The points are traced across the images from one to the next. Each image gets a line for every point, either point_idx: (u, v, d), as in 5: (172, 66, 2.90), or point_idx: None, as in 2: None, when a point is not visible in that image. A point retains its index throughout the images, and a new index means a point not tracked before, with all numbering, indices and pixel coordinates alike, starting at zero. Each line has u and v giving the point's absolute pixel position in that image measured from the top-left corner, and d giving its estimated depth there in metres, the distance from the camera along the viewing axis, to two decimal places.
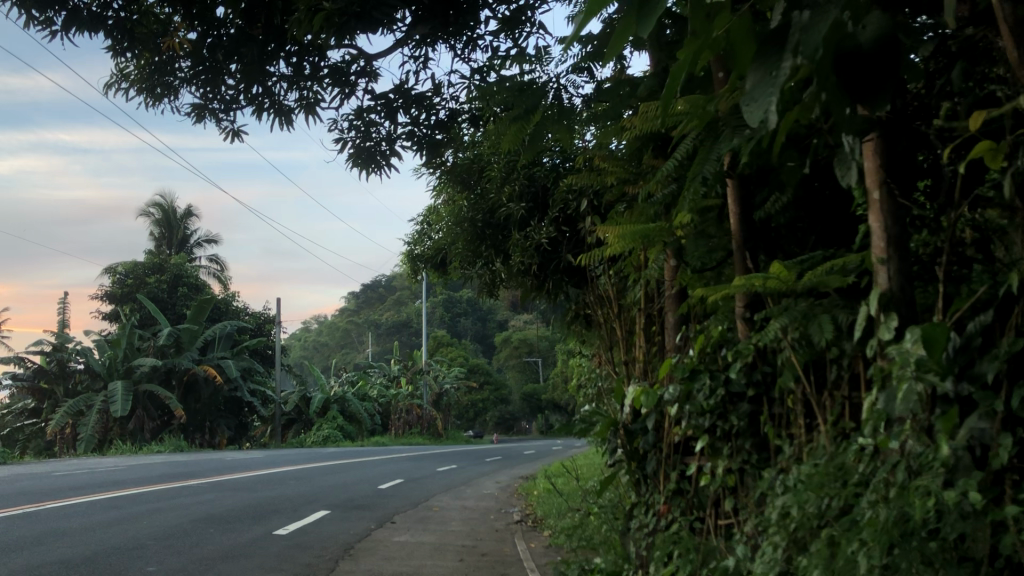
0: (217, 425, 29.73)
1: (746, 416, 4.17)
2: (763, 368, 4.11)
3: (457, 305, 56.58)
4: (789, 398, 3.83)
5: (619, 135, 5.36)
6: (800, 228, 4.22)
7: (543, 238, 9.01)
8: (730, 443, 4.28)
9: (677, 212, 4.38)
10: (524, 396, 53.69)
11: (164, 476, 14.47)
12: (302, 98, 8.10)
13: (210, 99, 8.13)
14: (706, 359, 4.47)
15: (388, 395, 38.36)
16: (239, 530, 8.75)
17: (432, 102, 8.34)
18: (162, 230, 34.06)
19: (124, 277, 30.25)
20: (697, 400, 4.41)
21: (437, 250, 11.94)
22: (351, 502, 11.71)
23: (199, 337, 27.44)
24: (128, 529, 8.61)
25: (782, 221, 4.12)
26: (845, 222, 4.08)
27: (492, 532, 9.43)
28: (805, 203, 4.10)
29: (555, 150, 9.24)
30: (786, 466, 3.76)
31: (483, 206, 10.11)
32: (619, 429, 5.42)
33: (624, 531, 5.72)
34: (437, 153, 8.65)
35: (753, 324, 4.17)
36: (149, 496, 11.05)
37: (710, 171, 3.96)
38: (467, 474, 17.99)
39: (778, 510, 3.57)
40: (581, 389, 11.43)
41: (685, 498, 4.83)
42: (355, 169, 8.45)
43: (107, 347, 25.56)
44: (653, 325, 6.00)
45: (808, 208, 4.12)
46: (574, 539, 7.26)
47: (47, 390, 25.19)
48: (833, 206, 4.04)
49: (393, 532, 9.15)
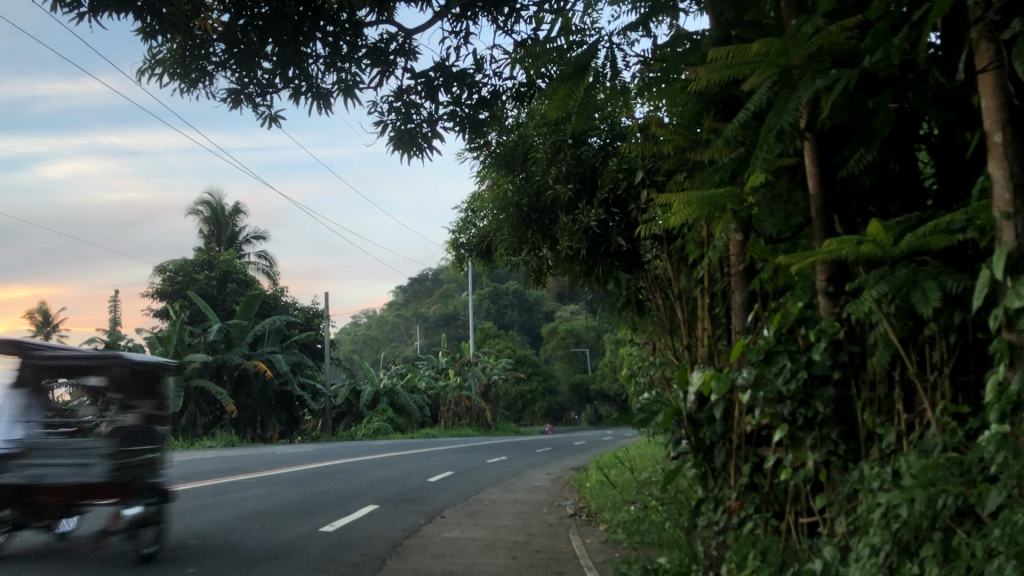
0: (268, 419, 29.81)
1: (832, 401, 3.74)
2: (851, 348, 3.67)
3: (503, 297, 56.20)
4: (886, 380, 3.38)
5: (675, 99, 4.93)
6: (889, 190, 3.80)
7: (593, 220, 8.54)
8: (813, 433, 3.84)
9: (750, 173, 3.86)
10: (573, 387, 53.16)
11: (212, 471, 14.28)
12: (340, 80, 7.76)
13: (245, 83, 7.82)
14: (784, 339, 4.00)
15: (436, 387, 38.11)
16: (284, 527, 8.49)
17: (474, 80, 7.93)
18: (211, 227, 34.19)
19: (173, 274, 30.45)
20: (774, 385, 3.96)
21: (483, 237, 11.52)
22: (400, 496, 11.41)
23: (249, 333, 27.45)
24: (173, 527, 8.39)
25: (867, 183, 3.70)
26: (941, 178, 3.63)
27: (545, 527, 9.03)
28: (892, 161, 3.69)
29: (602, 129, 8.77)
30: (885, 458, 3.30)
31: (529, 189, 9.63)
32: (683, 419, 4.94)
33: (690, 529, 5.26)
34: (482, 134, 8.21)
35: (837, 299, 3.71)
36: (196, 493, 10.86)
37: (788, 123, 3.48)
38: (517, 466, 17.58)
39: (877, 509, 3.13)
40: (634, 379, 10.94)
41: (760, 494, 4.40)
42: (395, 152, 8.07)
43: (158, 344, 25.65)
44: (717, 306, 5.55)
45: (894, 168, 3.71)
46: (633, 536, 6.82)
47: (101, 387, 25.44)
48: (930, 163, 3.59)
49: (444, 528, 8.82)
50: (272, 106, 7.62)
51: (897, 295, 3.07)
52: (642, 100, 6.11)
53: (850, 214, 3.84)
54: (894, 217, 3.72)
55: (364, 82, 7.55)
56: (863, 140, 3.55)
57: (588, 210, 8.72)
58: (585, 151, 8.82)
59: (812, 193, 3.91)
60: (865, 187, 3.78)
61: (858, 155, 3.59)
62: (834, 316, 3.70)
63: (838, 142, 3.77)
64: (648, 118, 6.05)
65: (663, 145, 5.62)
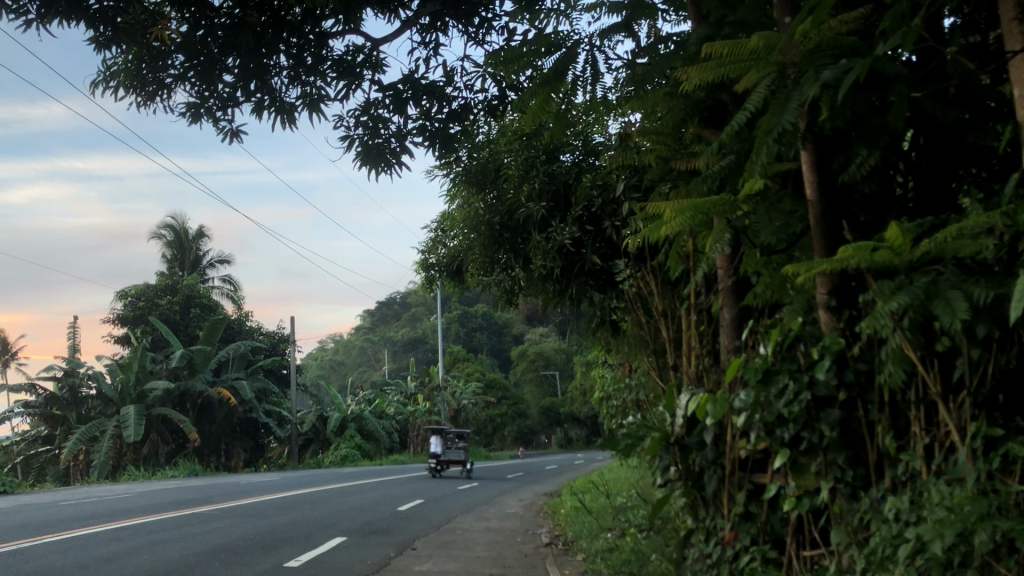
0: (233, 447, 28.96)
1: (838, 424, 3.46)
2: (857, 366, 3.41)
3: (472, 320, 55.75)
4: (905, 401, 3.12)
5: (659, 104, 4.69)
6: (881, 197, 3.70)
7: (567, 239, 8.20)
8: (818, 459, 3.57)
9: (745, 179, 3.60)
10: (543, 411, 52.73)
11: (174, 503, 13.70)
12: (305, 95, 7.43)
13: (206, 97, 7.43)
14: (783, 358, 3.75)
15: (405, 412, 37.51)
16: (245, 563, 8.02)
17: (445, 92, 7.62)
18: (174, 252, 33.45)
19: (135, 299, 29.71)
20: (775, 407, 3.70)
21: (453, 257, 11.18)
22: (369, 526, 10.96)
23: (213, 359, 26.78)
24: (126, 564, 7.89)
25: (869, 187, 3.53)
26: (932, 184, 3.60)
27: (521, 557, 8.66)
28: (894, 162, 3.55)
29: (575, 145, 8.57)
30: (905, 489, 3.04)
31: (501, 208, 9.31)
32: (671, 444, 4.64)
33: (679, 561, 4.95)
34: (453, 149, 7.88)
35: (840, 313, 3.50)
36: (152, 527, 10.32)
37: (791, 123, 3.21)
38: (489, 492, 17.13)
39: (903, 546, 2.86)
40: (608, 402, 10.63)
41: (756, 523, 4.12)
42: (362, 169, 7.74)
43: (119, 371, 24.90)
44: (705, 326, 5.30)
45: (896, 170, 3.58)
46: (614, 568, 6.47)
47: (60, 416, 24.65)
48: (928, 170, 3.53)
49: (415, 560, 8.41)
50: (232, 121, 7.25)
51: (919, 307, 2.83)
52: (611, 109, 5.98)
53: (850, 215, 3.73)
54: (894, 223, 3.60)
55: (330, 96, 7.22)
56: (870, 142, 3.35)
57: (562, 228, 8.38)
58: (558, 168, 8.50)
59: (809, 199, 3.71)
60: (863, 193, 3.63)
61: (862, 157, 3.41)
62: (837, 331, 3.47)
63: (838, 147, 3.59)
64: (632, 127, 5.77)
65: (645, 155, 5.36)
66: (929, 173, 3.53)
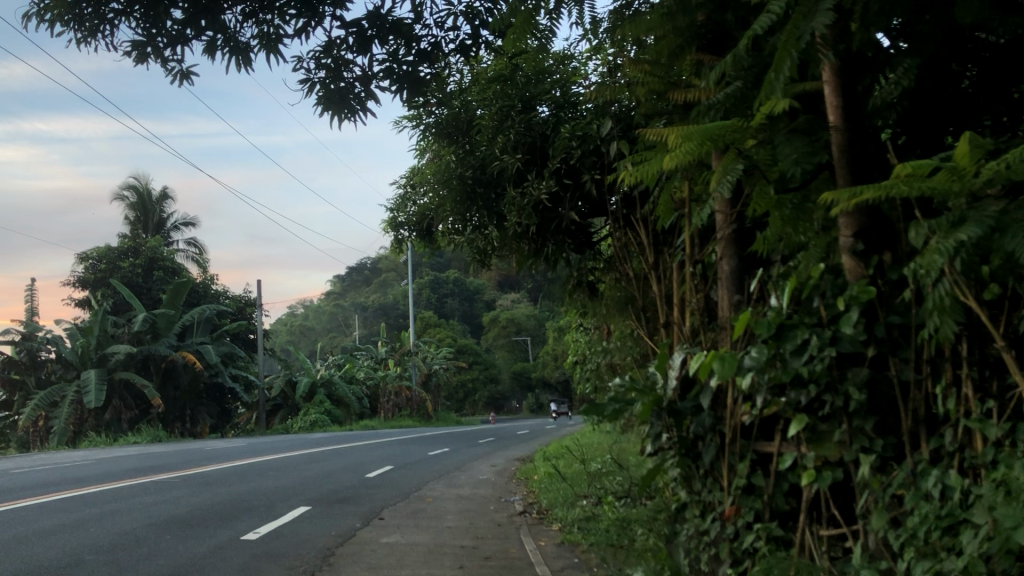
0: (198, 413, 28.25)
1: (866, 385, 3.08)
2: (889, 319, 3.07)
3: (444, 285, 55.08)
4: (965, 362, 2.78)
5: (646, 31, 4.17)
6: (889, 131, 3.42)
7: (543, 193, 7.61)
8: (843, 427, 3.17)
9: (764, 99, 3.08)
10: (514, 376, 52.63)
11: (131, 471, 12.97)
12: (262, 35, 6.39)
13: (153, 35, 6.34)
14: (797, 311, 3.34)
15: (375, 377, 37.00)
16: (202, 537, 7.48)
17: (413, 30, 6.93)
18: (136, 214, 32.40)
19: (96, 262, 28.77)
20: (791, 366, 3.29)
21: (423, 216, 10.54)
22: (334, 494, 10.49)
23: (177, 323, 26.01)
24: (71, 538, 7.31)
25: (895, 113, 3.23)
26: (926, 123, 3.46)
27: (494, 527, 8.21)
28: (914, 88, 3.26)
29: (554, 94, 7.94)
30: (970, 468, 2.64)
31: (473, 160, 8.69)
32: (662, 411, 4.13)
33: (671, 536, 4.50)
34: (423, 94, 7.24)
35: (867, 258, 3.15)
36: (104, 497, 9.70)
37: (823, 26, 2.73)
38: (459, 458, 16.68)
39: (973, 528, 2.49)
40: (583, 366, 10.19)
41: (760, 498, 3.67)
42: (324, 115, 7.11)
43: (79, 335, 24.08)
44: (700, 285, 4.79)
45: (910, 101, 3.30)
46: (596, 540, 6.03)
47: (18, 382, 23.82)
48: (936, 101, 3.37)
49: (382, 532, 7.93)
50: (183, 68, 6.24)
51: (979, 241, 2.49)
52: (581, 51, 7.99)
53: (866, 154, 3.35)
54: (915, 157, 3.38)
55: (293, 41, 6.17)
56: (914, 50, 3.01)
57: (537, 181, 7.78)
58: (534, 120, 7.88)
59: (834, 127, 3.26)
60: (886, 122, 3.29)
61: (901, 70, 3.12)
62: (864, 279, 3.11)
63: (863, 65, 3.22)
64: (620, 61, 5.22)
65: (637, 88, 4.76)
66: (930, 110, 3.40)
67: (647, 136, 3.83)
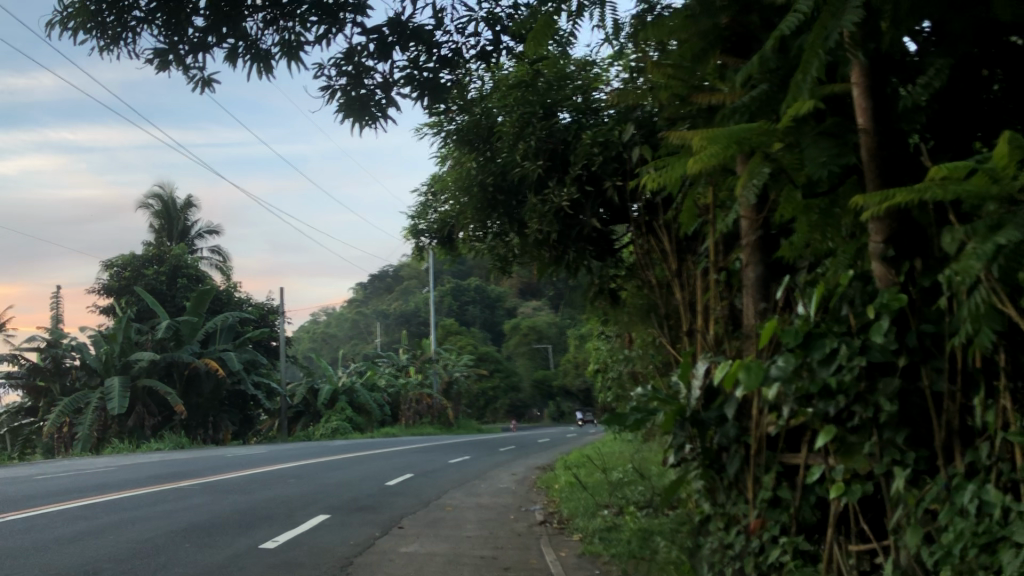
0: (221, 420, 28.34)
1: (898, 395, 3.00)
2: (922, 328, 2.99)
3: (465, 293, 55.08)
4: (1002, 371, 2.70)
5: (668, 35, 4.14)
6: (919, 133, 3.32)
7: (565, 200, 7.52)
8: (874, 438, 3.09)
9: (791, 101, 3.01)
10: (535, 384, 52.54)
11: (153, 478, 13.00)
12: (283, 42, 6.37)
13: (175, 43, 6.33)
14: (826, 319, 3.26)
15: (396, 385, 37.05)
16: (221, 545, 7.45)
17: (433, 37, 6.90)
18: (161, 222, 32.66)
19: (120, 270, 29.02)
20: (819, 376, 3.21)
21: (443, 223, 10.49)
22: (354, 502, 10.46)
23: (200, 330, 26.14)
24: (93, 545, 7.32)
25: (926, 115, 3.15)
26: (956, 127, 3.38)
27: (514, 537, 8.13)
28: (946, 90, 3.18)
29: (575, 100, 7.89)
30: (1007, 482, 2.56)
31: (494, 167, 8.61)
32: (685, 421, 4.04)
33: (693, 548, 4.41)
34: (443, 100, 7.20)
35: (898, 265, 3.07)
36: (126, 504, 9.71)
37: (852, 24, 2.66)
38: (480, 466, 16.62)
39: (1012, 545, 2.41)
40: (604, 374, 10.11)
41: (787, 511, 3.58)
42: (345, 122, 7.09)
43: (104, 342, 24.26)
44: (725, 292, 4.69)
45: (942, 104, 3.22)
46: (617, 551, 5.95)
47: (43, 388, 24.03)
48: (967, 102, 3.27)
49: (402, 541, 7.87)
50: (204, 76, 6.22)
51: (1017, 245, 2.41)
52: (603, 57, 7.95)
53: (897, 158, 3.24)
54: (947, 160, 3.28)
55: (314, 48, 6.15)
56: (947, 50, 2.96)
57: (559, 188, 7.68)
58: (556, 127, 7.80)
59: (864, 130, 3.16)
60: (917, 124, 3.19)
61: (934, 72, 3.05)
62: (895, 286, 3.04)
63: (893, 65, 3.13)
64: (642, 66, 5.17)
65: (660, 92, 4.70)
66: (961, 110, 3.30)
67: (671, 140, 3.75)
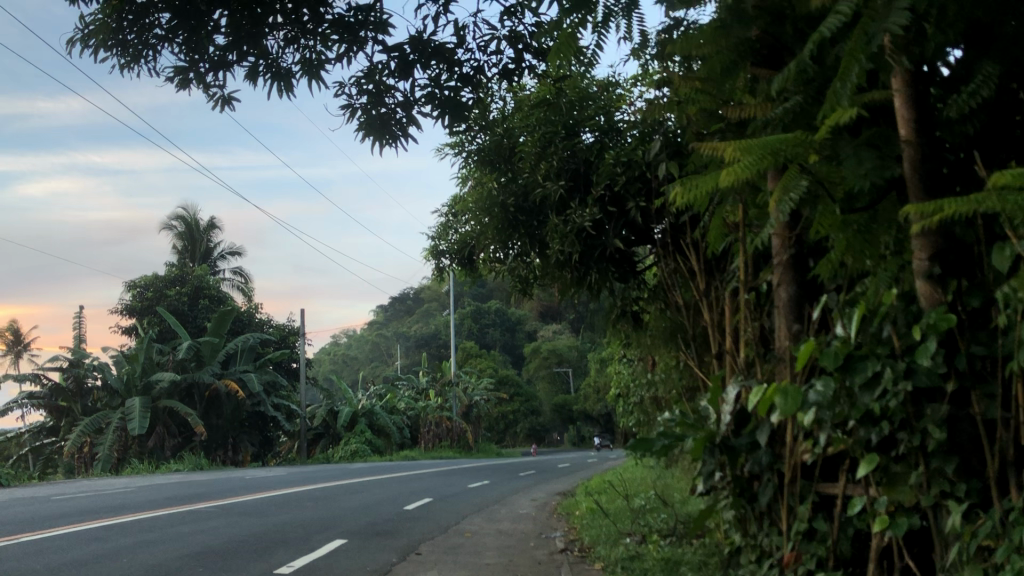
0: (241, 441, 28.25)
1: (946, 422, 2.84)
2: (972, 350, 2.83)
3: (486, 316, 54.90)
4: None
5: (695, 49, 3.99)
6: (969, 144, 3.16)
7: (587, 220, 7.37)
8: (920, 468, 2.92)
9: (831, 110, 2.85)
10: (555, 408, 52.21)
11: (171, 500, 12.89)
12: (304, 60, 6.25)
13: (195, 61, 6.23)
14: (867, 342, 3.09)
15: (415, 408, 36.89)
16: (235, 569, 7.28)
17: (455, 54, 6.79)
18: (184, 243, 32.84)
19: (143, 290, 29.14)
20: (860, 401, 3.04)
21: (464, 244, 10.37)
22: (372, 527, 10.28)
23: (220, 351, 26.12)
24: (106, 568, 7.19)
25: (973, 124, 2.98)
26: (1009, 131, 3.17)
27: (534, 565, 7.93)
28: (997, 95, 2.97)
29: (596, 121, 7.72)
30: None
31: (516, 188, 8.49)
32: (715, 449, 3.86)
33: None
34: (464, 119, 7.09)
35: (944, 283, 2.91)
36: (142, 526, 9.58)
37: (899, 27, 2.51)
38: (500, 490, 16.42)
39: None
40: (626, 399, 9.91)
41: (823, 544, 3.39)
42: (366, 141, 6.99)
43: (125, 362, 24.29)
44: (755, 314, 4.53)
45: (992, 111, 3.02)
46: None
47: (65, 408, 24.06)
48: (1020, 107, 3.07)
49: (419, 568, 7.69)
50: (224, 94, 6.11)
51: None
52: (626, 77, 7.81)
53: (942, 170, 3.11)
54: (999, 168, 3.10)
55: (334, 66, 6.04)
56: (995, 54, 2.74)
57: (581, 209, 7.55)
58: (578, 147, 7.68)
59: (906, 141, 3.05)
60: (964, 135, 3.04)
61: (982, 78, 2.82)
62: (941, 306, 2.87)
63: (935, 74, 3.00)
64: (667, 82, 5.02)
65: (687, 108, 4.56)
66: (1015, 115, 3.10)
67: (701, 153, 3.59)
